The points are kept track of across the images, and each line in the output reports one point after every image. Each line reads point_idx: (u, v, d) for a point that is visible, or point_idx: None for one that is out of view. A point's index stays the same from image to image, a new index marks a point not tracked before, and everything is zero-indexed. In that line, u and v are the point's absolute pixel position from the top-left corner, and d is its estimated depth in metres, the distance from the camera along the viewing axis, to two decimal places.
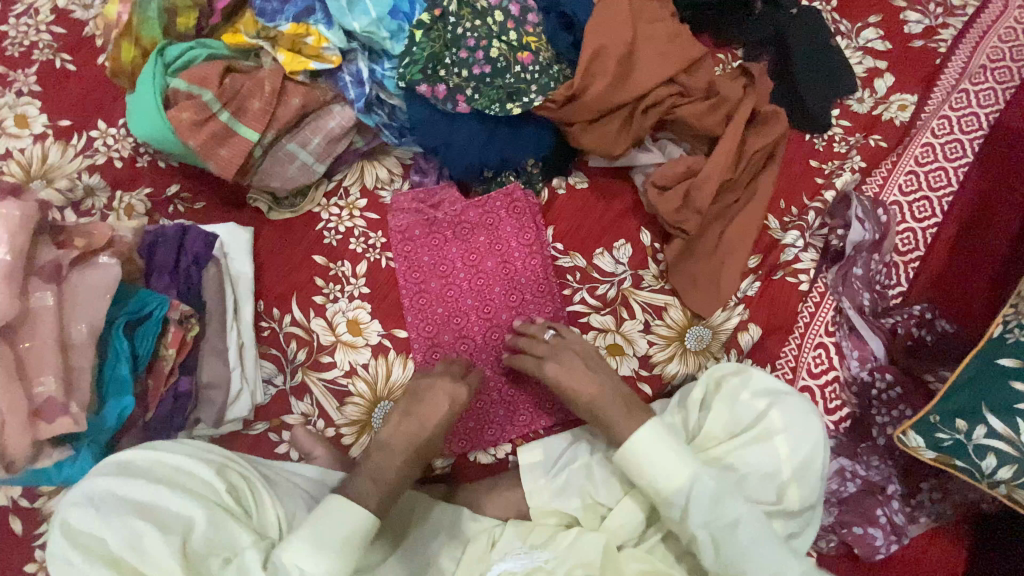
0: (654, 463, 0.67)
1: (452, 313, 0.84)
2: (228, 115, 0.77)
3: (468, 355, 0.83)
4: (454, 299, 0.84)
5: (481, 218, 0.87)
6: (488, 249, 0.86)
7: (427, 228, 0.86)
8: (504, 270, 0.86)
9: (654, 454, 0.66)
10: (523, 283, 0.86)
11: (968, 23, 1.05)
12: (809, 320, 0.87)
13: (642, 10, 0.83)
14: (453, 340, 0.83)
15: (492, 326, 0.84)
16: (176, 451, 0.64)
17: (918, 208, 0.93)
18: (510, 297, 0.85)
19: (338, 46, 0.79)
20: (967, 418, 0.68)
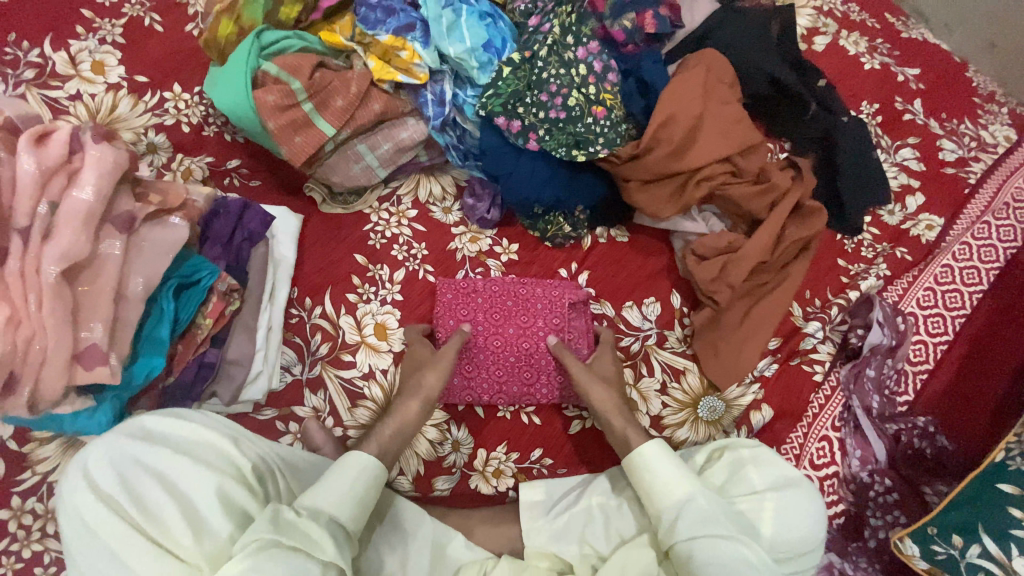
0: (657, 476, 0.68)
1: (479, 307, 0.84)
2: (311, 106, 0.79)
3: (483, 347, 0.83)
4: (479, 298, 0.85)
5: (517, 309, 0.85)
6: (514, 315, 0.84)
7: (484, 310, 0.84)
8: (517, 292, 0.85)
9: (660, 468, 0.69)
10: (534, 305, 0.85)
11: (997, 162, 1.13)
12: (818, 411, 0.89)
13: (713, 90, 0.87)
14: (474, 330, 0.84)
15: (501, 333, 0.84)
16: (197, 422, 0.62)
17: (932, 324, 0.97)
18: (520, 317, 0.84)
19: (429, 65, 0.83)
20: (963, 534, 0.71)
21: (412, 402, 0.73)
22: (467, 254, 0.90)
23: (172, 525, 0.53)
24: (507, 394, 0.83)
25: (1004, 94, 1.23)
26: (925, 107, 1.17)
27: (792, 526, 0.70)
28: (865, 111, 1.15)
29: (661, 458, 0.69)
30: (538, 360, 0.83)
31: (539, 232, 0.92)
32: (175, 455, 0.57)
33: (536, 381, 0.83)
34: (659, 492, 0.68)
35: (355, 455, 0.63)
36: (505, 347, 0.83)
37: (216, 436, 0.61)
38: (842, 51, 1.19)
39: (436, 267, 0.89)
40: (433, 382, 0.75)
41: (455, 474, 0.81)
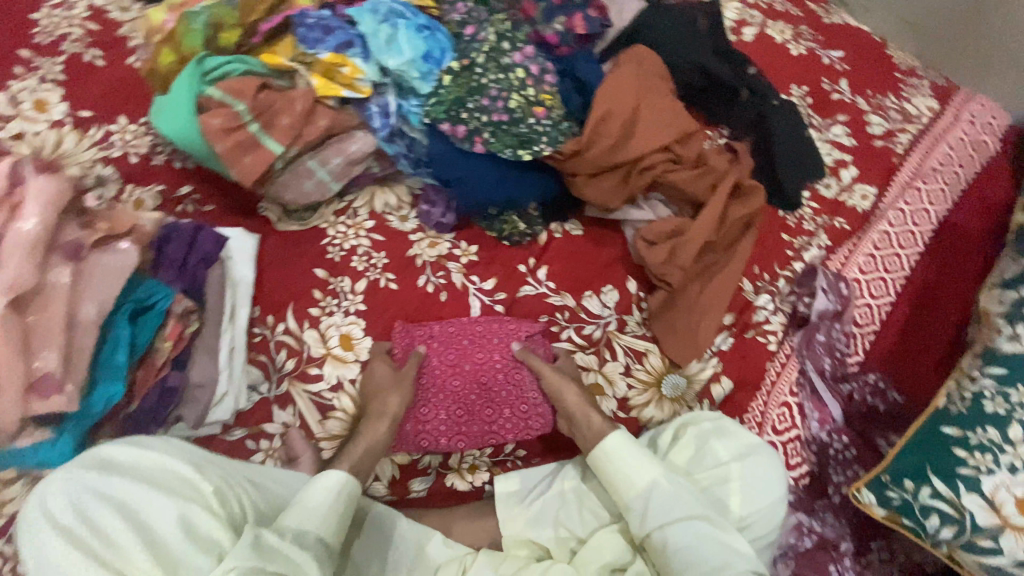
0: (621, 467, 0.74)
1: (440, 337, 0.85)
2: (257, 126, 0.81)
3: (440, 375, 0.83)
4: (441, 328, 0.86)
5: (482, 331, 0.86)
6: (478, 337, 0.85)
7: (444, 339, 0.85)
8: (473, 330, 0.85)
9: (621, 461, 0.74)
10: (490, 340, 0.85)
11: (921, 131, 1.20)
12: (776, 378, 0.93)
13: (648, 85, 0.92)
14: (436, 359, 0.83)
15: (465, 355, 0.84)
16: (158, 449, 0.62)
17: (876, 287, 1.02)
18: (482, 345, 0.85)
19: (372, 79, 0.86)
20: (914, 478, 0.75)
21: (376, 422, 0.76)
22: (427, 260, 0.92)
23: (137, 547, 0.52)
24: (469, 435, 0.81)
25: (924, 68, 1.32)
26: (851, 86, 1.24)
27: (758, 492, 0.75)
28: (795, 93, 1.21)
29: (620, 453, 0.74)
30: (497, 397, 0.82)
31: (496, 232, 0.95)
32: (138, 481, 0.57)
33: (498, 419, 0.81)
34: (624, 482, 0.73)
35: (329, 473, 0.67)
36: (462, 385, 0.82)
37: (178, 460, 0.61)
38: (769, 39, 1.26)
39: (397, 274, 0.90)
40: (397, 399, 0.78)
41: (431, 474, 0.81)
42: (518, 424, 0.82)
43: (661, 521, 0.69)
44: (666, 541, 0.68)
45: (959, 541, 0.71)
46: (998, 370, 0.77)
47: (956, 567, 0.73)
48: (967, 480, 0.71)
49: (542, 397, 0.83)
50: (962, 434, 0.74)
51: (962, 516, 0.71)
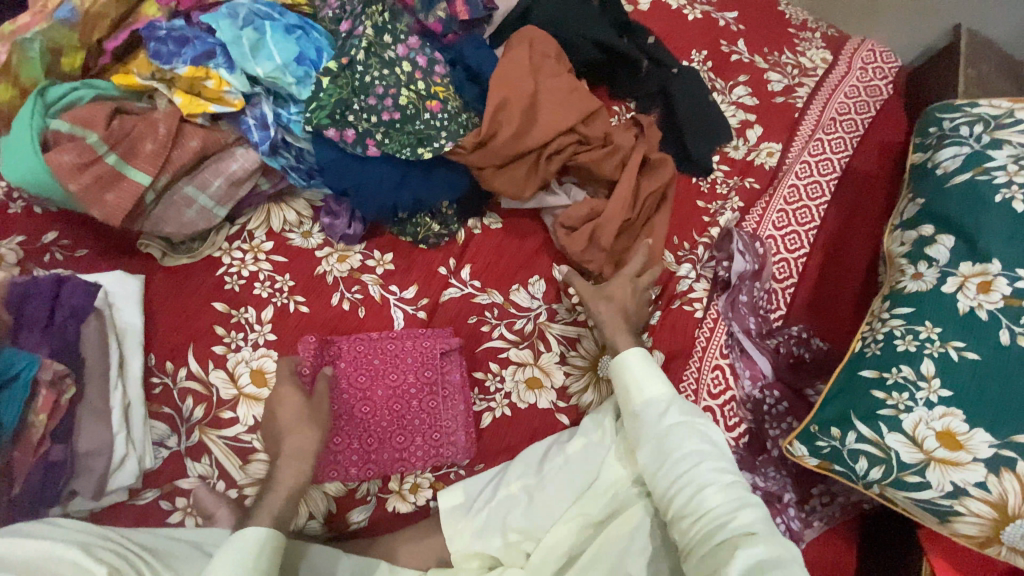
0: (642, 379, 0.75)
1: (352, 363, 0.81)
2: (116, 157, 0.73)
3: (352, 403, 0.80)
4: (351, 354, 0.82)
5: (393, 352, 0.83)
6: (389, 359, 0.83)
7: (353, 365, 0.81)
8: (383, 350, 0.83)
9: (644, 372, 0.76)
10: (402, 360, 0.83)
11: (818, 83, 1.24)
12: (706, 343, 0.94)
13: (541, 66, 0.89)
14: (345, 388, 0.80)
15: (378, 380, 0.81)
16: (43, 537, 0.58)
17: (790, 240, 1.05)
18: (393, 367, 0.82)
19: (241, 90, 0.79)
20: (840, 425, 0.77)
21: (293, 466, 0.70)
22: (338, 275, 0.86)
23: None
24: (380, 464, 0.78)
25: (815, 21, 1.35)
26: (748, 46, 1.26)
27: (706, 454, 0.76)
28: (696, 59, 1.22)
29: (644, 365, 0.76)
30: (407, 423, 0.81)
31: (410, 236, 0.90)
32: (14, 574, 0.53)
33: (409, 446, 0.80)
34: (638, 393, 0.74)
35: (246, 532, 0.62)
36: (374, 412, 0.80)
37: (67, 545, 0.58)
38: (666, 7, 1.26)
39: (307, 296, 0.84)
40: (303, 438, 0.72)
41: (371, 502, 0.78)
42: (431, 450, 0.80)
43: (681, 423, 0.70)
44: (676, 452, 0.69)
45: (887, 479, 0.74)
46: (906, 310, 0.80)
47: (889, 503, 0.76)
48: (889, 420, 0.74)
49: (457, 424, 0.82)
50: (879, 376, 0.77)
51: (887, 455, 0.74)
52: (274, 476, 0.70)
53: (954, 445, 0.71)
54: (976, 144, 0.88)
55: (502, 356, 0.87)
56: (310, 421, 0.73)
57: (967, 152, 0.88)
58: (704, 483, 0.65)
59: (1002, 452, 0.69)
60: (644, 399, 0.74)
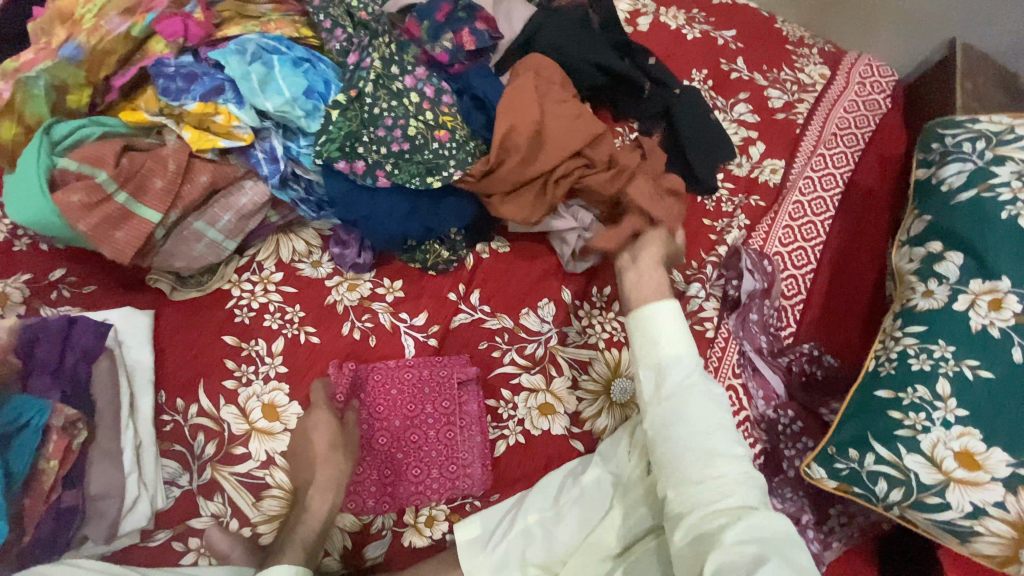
0: (664, 335, 0.67)
1: (374, 395, 0.81)
2: (126, 195, 0.72)
3: (371, 436, 0.79)
4: (371, 385, 0.81)
5: (411, 382, 0.82)
6: (408, 390, 0.82)
7: (372, 396, 0.81)
8: (403, 379, 0.82)
9: (670, 329, 0.67)
10: (420, 390, 0.82)
11: (818, 98, 1.25)
12: (719, 363, 0.94)
13: (548, 93, 0.90)
14: (366, 418, 0.80)
15: (397, 410, 0.81)
16: None
17: (797, 257, 1.05)
18: (409, 400, 0.82)
19: (250, 125, 0.79)
20: (858, 447, 0.77)
21: (325, 494, 0.72)
22: (349, 304, 0.86)
23: None
24: (396, 497, 0.78)
25: (812, 37, 1.37)
26: (747, 64, 1.27)
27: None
28: (696, 78, 1.23)
29: (675, 319, 0.67)
30: (423, 454, 0.80)
31: (420, 262, 0.90)
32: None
33: (426, 479, 0.79)
34: (659, 346, 0.66)
35: (275, 567, 0.62)
36: (393, 442, 0.80)
37: None
38: (664, 27, 1.27)
39: (317, 326, 0.83)
40: (335, 468, 0.73)
41: (386, 537, 0.77)
42: (447, 483, 0.79)
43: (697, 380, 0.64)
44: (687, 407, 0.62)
45: (908, 501, 0.73)
46: (919, 328, 0.80)
47: (910, 526, 0.75)
48: (907, 441, 0.74)
49: (473, 456, 0.81)
50: (895, 396, 0.77)
51: (907, 477, 0.73)
52: (308, 505, 0.71)
53: (973, 465, 0.71)
54: (979, 161, 0.89)
55: (514, 382, 0.87)
56: (341, 451, 0.74)
57: (971, 168, 0.89)
58: (711, 453, 0.59)
59: (1019, 472, 0.69)
60: (664, 352, 0.66)
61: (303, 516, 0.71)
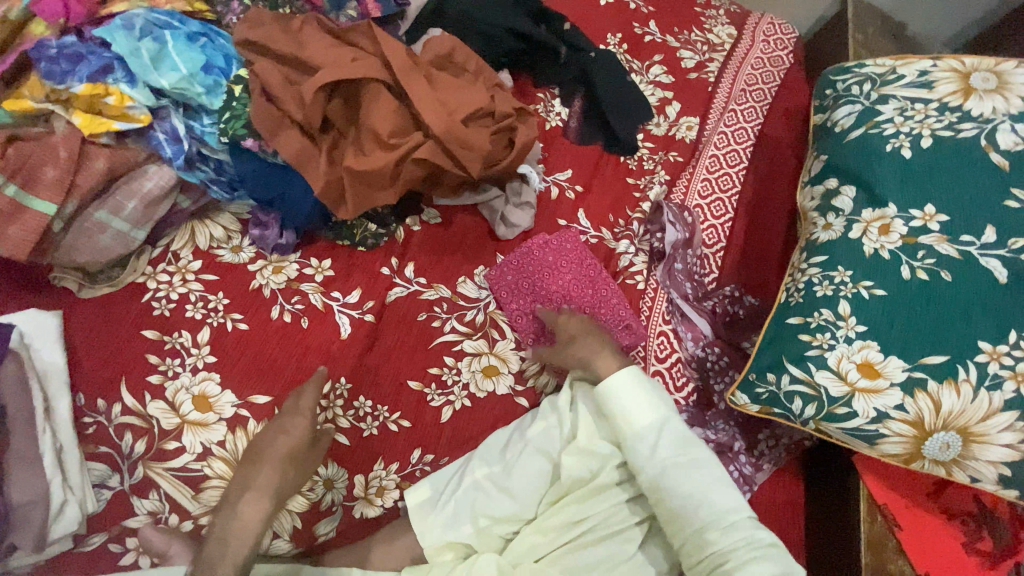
0: (628, 408, 0.75)
1: (546, 269, 0.93)
2: (15, 187, 0.69)
3: (556, 289, 0.92)
4: (557, 269, 0.93)
5: (557, 258, 0.94)
6: (579, 283, 0.93)
7: (541, 267, 0.93)
8: (558, 259, 0.94)
9: (628, 400, 0.75)
10: (578, 270, 0.94)
11: (727, 56, 1.31)
12: (649, 311, 0.98)
13: (463, 59, 0.89)
14: (530, 293, 0.91)
15: (582, 286, 0.93)
16: None
17: (715, 208, 1.10)
18: (565, 275, 0.93)
19: (146, 104, 0.75)
20: (774, 371, 0.83)
21: (253, 502, 0.69)
22: (276, 287, 0.84)
23: None
24: (525, 330, 0.90)
25: None
26: (659, 27, 1.32)
27: None
28: (612, 42, 1.26)
29: (629, 389, 0.75)
30: (608, 310, 0.92)
31: (347, 239, 0.89)
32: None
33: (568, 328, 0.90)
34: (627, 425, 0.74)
35: None
36: (526, 302, 0.91)
37: None
38: None
39: (245, 312, 0.81)
40: (281, 478, 0.70)
41: (337, 512, 0.77)
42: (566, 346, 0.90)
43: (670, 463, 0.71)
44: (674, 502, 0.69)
45: (820, 414, 0.80)
46: (821, 258, 0.87)
47: (825, 437, 0.83)
48: (815, 360, 0.80)
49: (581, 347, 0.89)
50: (803, 321, 0.83)
51: (818, 393, 0.79)
52: (238, 509, 0.69)
53: (873, 374, 0.77)
54: (867, 101, 0.96)
55: (456, 349, 0.88)
56: (297, 465, 0.72)
57: (860, 109, 0.96)
58: (699, 513, 0.68)
59: (914, 374, 0.76)
60: (637, 432, 0.74)
61: (234, 522, 0.68)
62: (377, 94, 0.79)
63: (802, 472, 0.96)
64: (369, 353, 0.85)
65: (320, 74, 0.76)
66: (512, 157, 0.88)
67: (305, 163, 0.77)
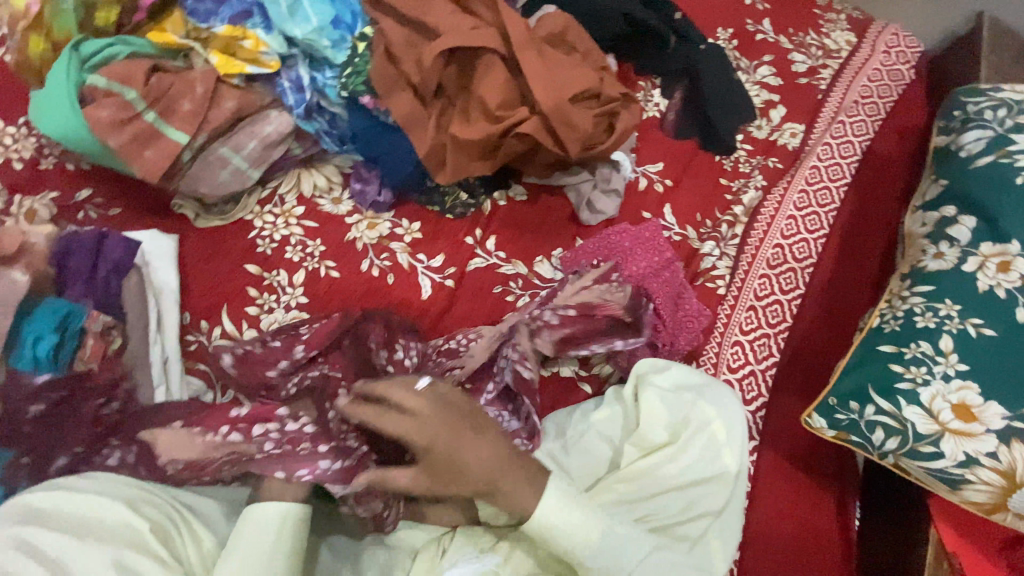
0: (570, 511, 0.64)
1: (619, 255, 0.91)
2: (154, 115, 0.75)
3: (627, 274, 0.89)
4: (628, 257, 0.90)
5: (634, 244, 0.92)
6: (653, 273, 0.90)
7: (613, 253, 0.91)
8: (633, 244, 0.92)
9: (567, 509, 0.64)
10: (651, 258, 0.91)
11: (842, 65, 1.23)
12: (728, 320, 0.95)
13: (575, 38, 0.89)
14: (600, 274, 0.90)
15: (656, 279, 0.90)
16: (85, 492, 0.60)
17: (810, 221, 1.05)
18: (637, 261, 0.90)
19: (278, 52, 0.80)
20: (858, 399, 0.79)
21: (403, 423, 0.62)
22: (368, 242, 0.87)
23: None
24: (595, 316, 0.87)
25: (839, 3, 1.35)
26: (773, 26, 1.26)
27: (730, 424, 0.76)
28: (722, 36, 1.22)
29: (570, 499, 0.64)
30: (685, 307, 0.90)
31: (438, 205, 0.91)
32: (68, 530, 0.55)
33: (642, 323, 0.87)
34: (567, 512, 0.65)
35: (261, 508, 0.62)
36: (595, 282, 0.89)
37: (108, 501, 0.59)
38: None
39: (337, 261, 0.85)
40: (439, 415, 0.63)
41: None
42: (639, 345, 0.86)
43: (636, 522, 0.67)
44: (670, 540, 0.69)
45: (903, 450, 0.76)
46: (926, 288, 0.81)
47: (900, 473, 0.79)
48: (906, 393, 0.76)
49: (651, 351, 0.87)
50: (897, 351, 0.79)
51: (905, 427, 0.75)
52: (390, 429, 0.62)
53: (968, 417, 0.73)
54: (1000, 128, 0.89)
55: None
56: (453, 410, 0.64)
57: (992, 135, 0.89)
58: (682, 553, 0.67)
59: (1015, 424, 0.71)
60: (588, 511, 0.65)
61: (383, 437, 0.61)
62: (489, 66, 0.80)
63: (837, 504, 0.90)
64: (445, 318, 0.87)
65: (440, 40, 0.78)
66: (611, 138, 0.86)
67: (413, 126, 0.81)
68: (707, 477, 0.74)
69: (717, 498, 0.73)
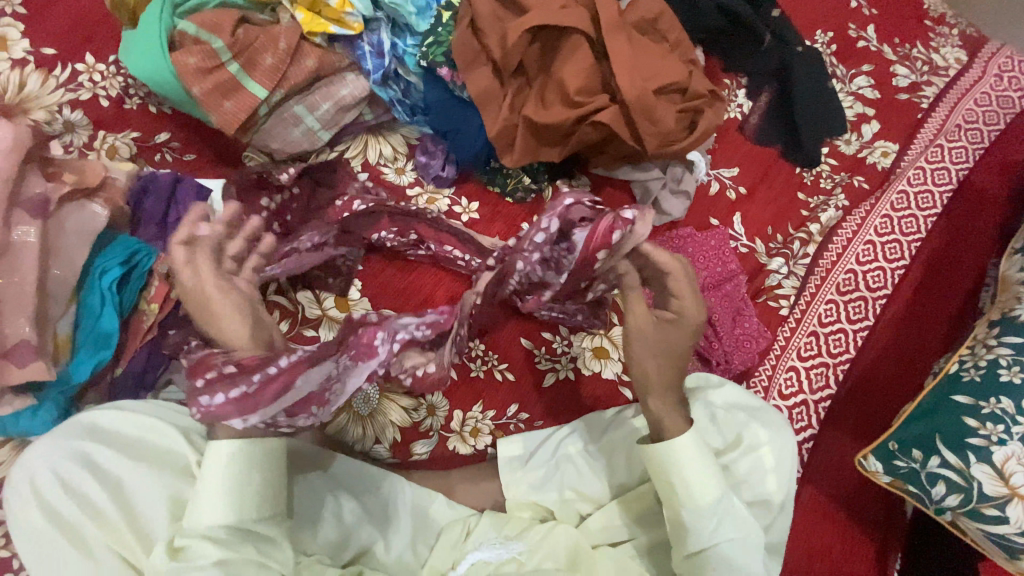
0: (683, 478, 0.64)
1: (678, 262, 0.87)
2: (237, 66, 0.75)
3: None
4: (688, 264, 0.87)
5: (695, 251, 0.87)
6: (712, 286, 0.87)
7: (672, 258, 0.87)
8: (696, 252, 0.88)
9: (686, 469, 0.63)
10: (711, 269, 0.87)
11: (949, 84, 1.13)
12: (785, 344, 0.90)
13: (666, 26, 0.84)
14: None
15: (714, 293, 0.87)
16: (144, 415, 0.65)
17: (890, 249, 0.97)
18: (697, 271, 0.86)
19: (362, 14, 0.79)
20: (922, 448, 0.73)
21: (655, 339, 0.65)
22: None
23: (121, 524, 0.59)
24: None
25: (954, 15, 1.23)
26: (878, 34, 1.16)
27: (781, 453, 0.72)
28: (820, 40, 1.14)
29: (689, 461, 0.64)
30: (741, 323, 0.86)
31: (499, 187, 0.88)
32: (129, 456, 0.62)
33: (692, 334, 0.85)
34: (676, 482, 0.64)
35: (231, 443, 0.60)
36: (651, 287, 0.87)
37: (165, 428, 0.65)
38: None
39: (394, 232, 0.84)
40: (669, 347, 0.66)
41: (433, 437, 0.80)
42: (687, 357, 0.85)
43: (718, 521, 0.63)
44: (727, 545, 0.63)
45: (964, 509, 0.71)
46: (1017, 339, 0.74)
47: (955, 531, 0.74)
48: (978, 450, 0.70)
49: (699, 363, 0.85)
50: (974, 403, 0.72)
51: (970, 485, 0.70)
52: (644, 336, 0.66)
53: None
54: None
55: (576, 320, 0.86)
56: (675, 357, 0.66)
57: None
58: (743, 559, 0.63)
59: None
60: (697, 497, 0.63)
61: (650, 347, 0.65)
62: (574, 49, 0.77)
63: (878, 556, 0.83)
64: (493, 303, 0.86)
65: (527, 16, 0.75)
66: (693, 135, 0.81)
67: (487, 102, 0.79)
68: (749, 503, 0.70)
69: (757, 524, 0.70)
